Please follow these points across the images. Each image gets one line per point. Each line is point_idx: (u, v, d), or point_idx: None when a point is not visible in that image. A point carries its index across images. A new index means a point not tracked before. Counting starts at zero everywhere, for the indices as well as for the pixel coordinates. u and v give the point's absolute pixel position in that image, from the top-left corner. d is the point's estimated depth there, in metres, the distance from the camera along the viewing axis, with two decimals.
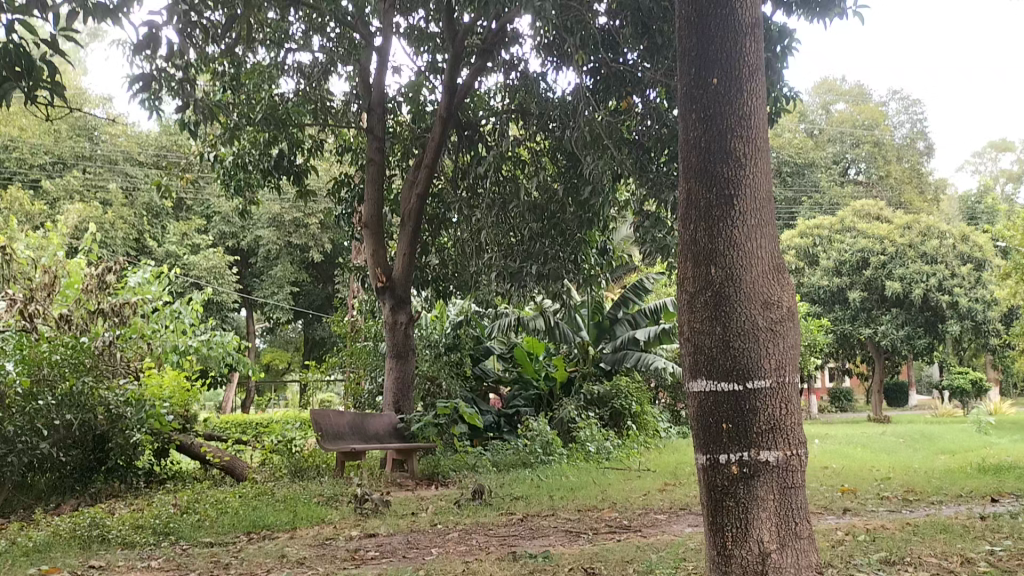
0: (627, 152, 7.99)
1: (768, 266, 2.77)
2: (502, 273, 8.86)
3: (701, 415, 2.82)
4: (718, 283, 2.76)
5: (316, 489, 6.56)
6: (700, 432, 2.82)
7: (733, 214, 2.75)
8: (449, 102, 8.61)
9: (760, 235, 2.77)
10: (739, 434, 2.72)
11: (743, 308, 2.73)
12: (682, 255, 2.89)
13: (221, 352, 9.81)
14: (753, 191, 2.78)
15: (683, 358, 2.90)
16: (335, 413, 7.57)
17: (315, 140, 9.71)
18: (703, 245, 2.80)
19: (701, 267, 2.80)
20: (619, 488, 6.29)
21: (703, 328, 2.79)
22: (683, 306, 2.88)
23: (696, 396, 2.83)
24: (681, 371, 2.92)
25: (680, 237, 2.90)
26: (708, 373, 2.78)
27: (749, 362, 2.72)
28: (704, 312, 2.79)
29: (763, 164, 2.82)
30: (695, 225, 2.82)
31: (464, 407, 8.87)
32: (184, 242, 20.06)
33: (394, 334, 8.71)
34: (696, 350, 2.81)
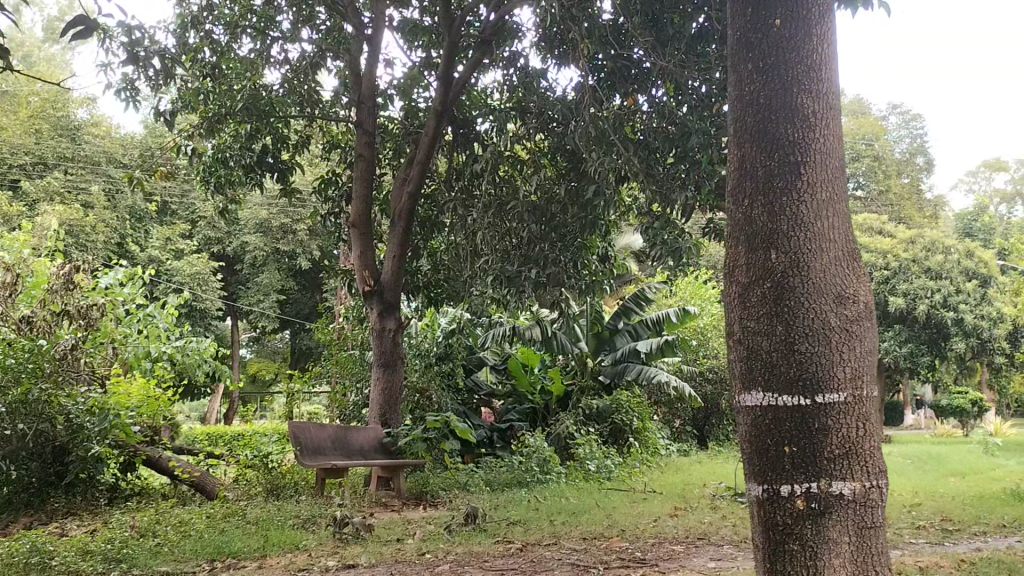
0: (633, 151, 7.47)
1: (842, 251, 2.23)
2: (499, 276, 8.20)
3: (754, 436, 2.28)
4: (780, 270, 2.22)
5: (290, 511, 5.93)
6: (754, 459, 2.29)
7: (800, 186, 2.22)
8: (444, 95, 8.06)
9: (832, 212, 2.24)
10: (806, 460, 2.18)
11: (812, 303, 2.20)
12: (733, 237, 2.35)
13: (197, 359, 9.19)
14: (825, 159, 2.25)
15: (731, 364, 2.37)
16: (315, 426, 7.01)
17: (301, 135, 9.12)
18: (761, 224, 2.26)
19: (758, 251, 2.26)
20: (626, 513, 5.71)
21: (760, 328, 2.25)
22: (733, 301, 2.34)
23: (749, 411, 2.30)
24: (728, 381, 2.39)
25: (729, 215, 2.37)
26: (765, 384, 2.24)
27: (819, 370, 2.18)
28: (761, 307, 2.25)
29: (835, 127, 2.29)
30: (750, 198, 2.29)
31: (456, 421, 8.11)
32: (168, 248, 19.46)
33: (382, 342, 8.09)
34: (751, 356, 2.27)
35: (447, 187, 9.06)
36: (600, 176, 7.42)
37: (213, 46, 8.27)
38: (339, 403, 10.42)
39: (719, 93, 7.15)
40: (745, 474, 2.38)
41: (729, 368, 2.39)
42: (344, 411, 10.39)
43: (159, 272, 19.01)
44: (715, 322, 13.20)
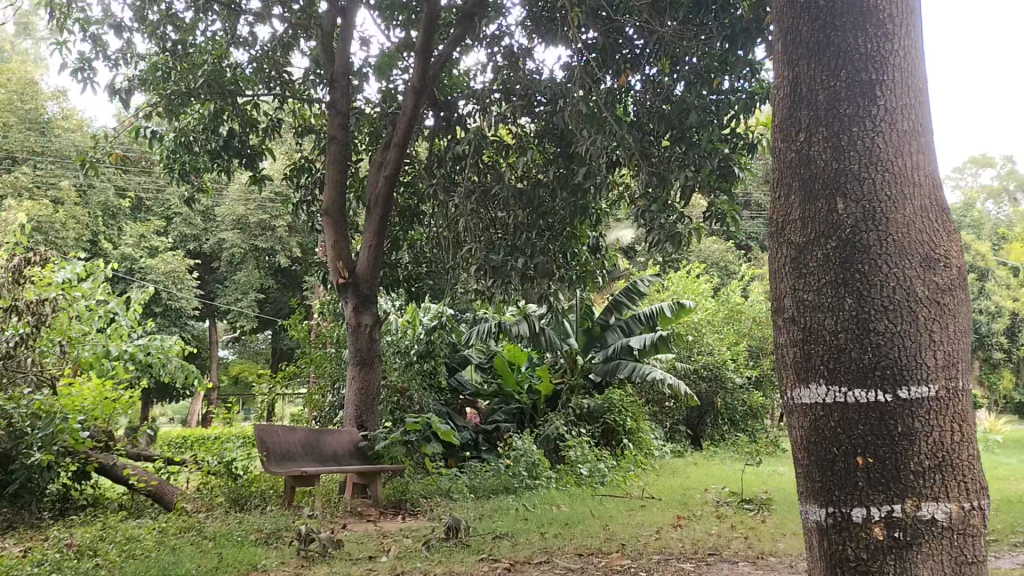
0: (627, 131, 6.92)
1: (930, 200, 1.73)
2: (484, 266, 7.40)
3: (814, 445, 1.77)
4: (849, 223, 1.72)
5: (252, 525, 5.35)
6: (814, 473, 1.77)
7: (872, 111, 1.75)
8: (423, 71, 7.44)
9: (915, 147, 1.75)
10: (886, 476, 1.65)
11: (890, 263, 1.68)
12: (783, 185, 1.87)
13: (162, 358, 8.58)
14: (904, 78, 1.78)
15: (781, 350, 1.87)
16: (284, 429, 6.46)
17: (270, 117, 8.46)
18: (821, 162, 1.78)
19: (818, 200, 1.78)
20: (625, 524, 5.17)
21: (822, 300, 1.74)
22: (782, 268, 1.85)
23: (804, 411, 1.79)
24: (777, 373, 1.89)
25: (777, 159, 1.89)
26: (830, 376, 1.72)
27: (903, 354, 1.65)
28: (824, 273, 1.74)
29: (916, 41, 1.84)
30: (806, 131, 1.81)
31: (437, 422, 7.39)
32: (142, 245, 18.76)
33: (358, 339, 7.43)
34: (809, 338, 1.76)
35: (429, 174, 8.43)
36: (592, 158, 6.87)
37: (175, 23, 7.66)
38: (316, 404, 9.85)
39: (718, 68, 6.65)
40: (799, 498, 1.86)
41: (777, 357, 1.89)
42: (320, 413, 9.78)
43: (133, 270, 18.37)
44: (709, 317, 12.74)
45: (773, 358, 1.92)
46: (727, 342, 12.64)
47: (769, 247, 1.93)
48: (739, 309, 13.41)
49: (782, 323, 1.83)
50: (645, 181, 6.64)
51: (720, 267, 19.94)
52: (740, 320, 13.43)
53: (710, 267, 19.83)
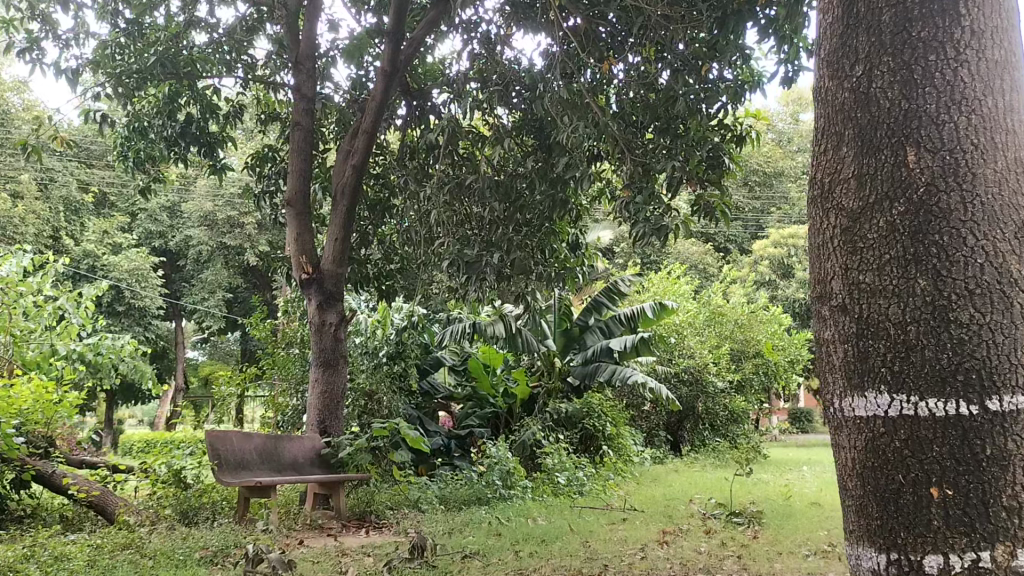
0: (611, 119, 6.52)
1: (1005, 173, 1.86)
2: (456, 262, 6.88)
3: (875, 469, 1.89)
4: (917, 195, 1.86)
5: (198, 541, 4.89)
6: (873, 503, 1.89)
7: (946, 74, 1.89)
8: (393, 52, 6.97)
9: (993, 128, 1.87)
10: (968, 502, 1.74)
11: (968, 245, 1.80)
12: (838, 141, 2.04)
13: (113, 358, 8.04)
14: (984, 50, 1.90)
15: (829, 352, 2.02)
16: (238, 436, 5.99)
17: (232, 104, 7.98)
18: (885, 115, 1.94)
19: (883, 155, 1.93)
20: (607, 541, 4.75)
21: (892, 269, 1.87)
22: (835, 269, 1.99)
23: (860, 424, 1.92)
24: (822, 375, 2.05)
25: (834, 106, 2.06)
26: (902, 350, 1.83)
27: (985, 331, 1.76)
28: (892, 249, 1.88)
29: (1003, 14, 1.95)
30: (864, 89, 1.99)
31: (406, 428, 6.92)
32: (104, 242, 18.10)
33: (322, 338, 6.94)
34: (873, 299, 1.89)
35: (400, 166, 7.99)
36: (573, 148, 6.46)
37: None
38: (279, 407, 9.37)
39: (707, 54, 6.28)
40: (851, 540, 1.98)
41: (824, 358, 2.04)
42: (284, 417, 9.31)
43: (95, 267, 17.69)
44: (690, 319, 12.41)
45: (819, 358, 2.07)
46: (708, 345, 12.28)
47: (815, 244, 2.09)
48: (720, 311, 13.09)
49: (834, 316, 1.98)
50: (630, 171, 6.23)
51: (700, 269, 19.64)
52: (722, 322, 13.09)
53: (690, 268, 19.50)
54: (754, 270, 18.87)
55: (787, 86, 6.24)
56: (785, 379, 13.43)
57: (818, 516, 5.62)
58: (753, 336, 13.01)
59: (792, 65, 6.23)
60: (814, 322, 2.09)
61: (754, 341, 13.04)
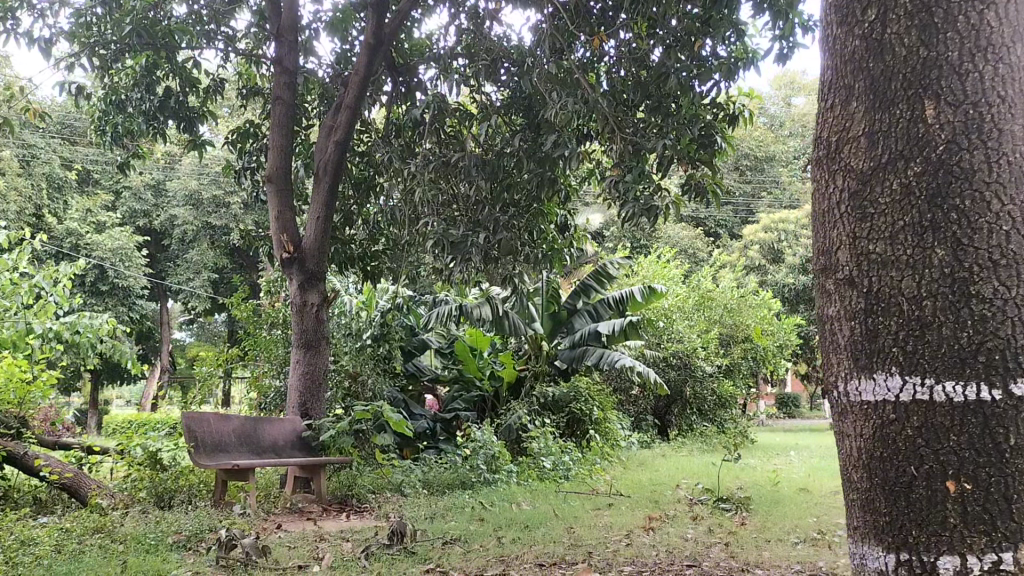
0: (601, 96, 6.35)
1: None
2: (441, 242, 6.72)
3: (885, 460, 1.84)
4: (935, 162, 1.80)
5: (171, 525, 4.74)
6: (882, 499, 1.84)
7: (968, 37, 1.83)
8: (377, 26, 6.77)
9: (1017, 96, 1.80)
10: (987, 497, 1.68)
11: (988, 216, 1.74)
12: (851, 106, 1.98)
13: (91, 338, 7.85)
14: (1009, 12, 1.84)
15: (834, 330, 1.97)
16: (215, 418, 5.83)
17: (213, 78, 7.79)
18: (903, 79, 1.88)
19: (899, 120, 1.87)
20: (592, 527, 4.64)
21: (907, 239, 1.82)
22: (842, 242, 1.95)
23: (868, 412, 1.87)
24: (826, 356, 2.01)
25: (848, 67, 2.00)
26: (917, 323, 1.78)
27: (1006, 305, 1.70)
28: (907, 218, 1.82)
29: None
30: (877, 52, 1.94)
31: (389, 411, 6.76)
32: (88, 220, 17.82)
33: (303, 319, 6.78)
34: (885, 269, 1.84)
35: (384, 143, 7.79)
36: (562, 125, 6.29)
37: None
38: (261, 389, 9.21)
39: (700, 30, 6.10)
40: (856, 537, 1.94)
41: (830, 337, 1.99)
42: (267, 399, 9.16)
43: (77, 246, 17.43)
44: (679, 303, 12.31)
45: (823, 338, 2.03)
46: (697, 329, 12.19)
47: (820, 217, 2.05)
48: (709, 295, 12.99)
49: (842, 291, 1.94)
50: (620, 150, 6.07)
51: (690, 254, 19.57)
52: (711, 307, 13.01)
53: (680, 252, 19.41)
54: (744, 255, 18.80)
55: (781, 64, 6.09)
56: (774, 364, 13.38)
57: (807, 502, 5.53)
58: (742, 321, 12.93)
59: (786, 42, 6.07)
60: (818, 300, 2.05)
61: (743, 326, 12.96)
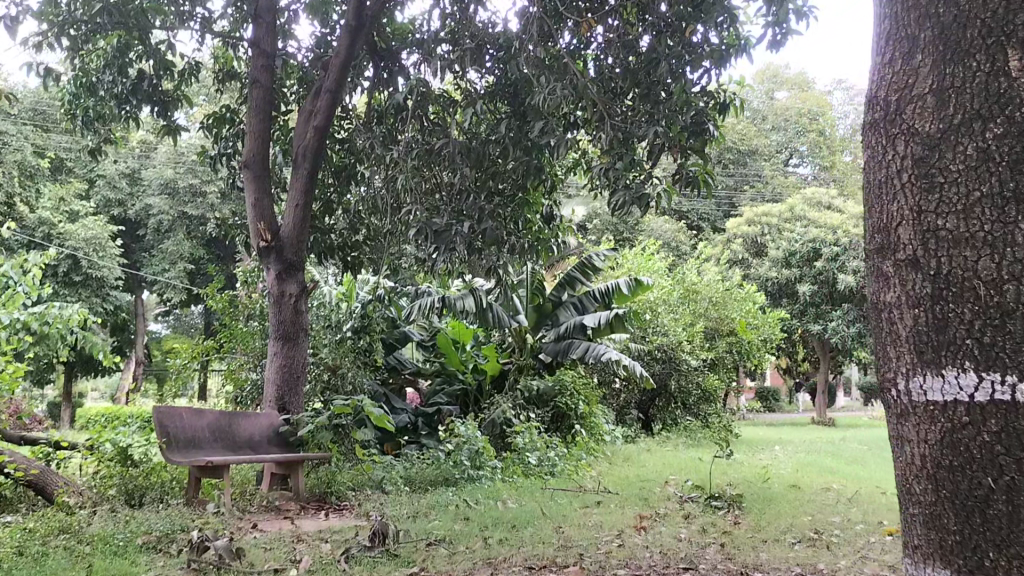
0: (590, 82, 6.17)
1: None
2: (424, 231, 6.52)
3: (952, 471, 1.80)
4: (1015, 137, 1.72)
5: (140, 525, 4.53)
6: (953, 516, 1.80)
7: None
8: (359, 8, 6.52)
9: None
10: None
11: None
12: (919, 76, 1.91)
13: (61, 329, 7.59)
14: None
15: (894, 320, 1.93)
16: (188, 413, 5.60)
17: (188, 61, 7.52)
18: (981, 48, 1.79)
19: (971, 92, 1.79)
20: (581, 526, 4.48)
21: (982, 215, 1.74)
22: (903, 222, 1.91)
23: (936, 413, 1.82)
24: (882, 347, 1.97)
25: (917, 32, 1.94)
26: (994, 307, 1.70)
27: None
28: (982, 196, 1.75)
29: None
30: (946, 21, 1.88)
31: (371, 405, 6.55)
32: (61, 209, 17.43)
33: (281, 310, 6.56)
34: (955, 250, 1.78)
35: (365, 130, 7.57)
36: (549, 111, 6.10)
37: None
38: (238, 382, 8.99)
39: (692, 14, 5.95)
40: (918, 558, 1.92)
41: (887, 328, 1.95)
42: (243, 392, 8.94)
43: (50, 236, 17.05)
44: (664, 296, 12.20)
45: (880, 328, 1.98)
46: (682, 323, 12.08)
47: (876, 197, 2.00)
48: (694, 289, 12.89)
49: (903, 275, 1.89)
50: (610, 137, 5.89)
51: (673, 247, 19.49)
52: (696, 300, 12.91)
53: (663, 245, 19.32)
54: (727, 249, 18.75)
55: (774, 50, 5.92)
56: (758, 358, 13.32)
57: (800, 499, 5.40)
58: (727, 314, 12.86)
59: (779, 28, 5.91)
60: (873, 287, 2.01)
61: (728, 319, 12.90)
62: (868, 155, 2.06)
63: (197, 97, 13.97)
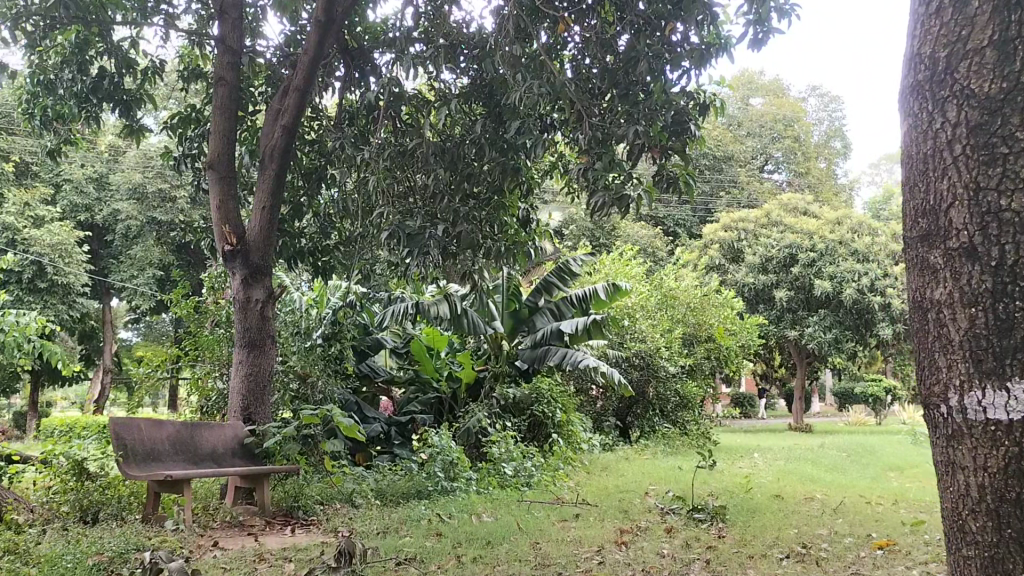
0: (566, 81, 5.99)
1: None
2: (396, 234, 6.24)
3: (1014, 500, 2.05)
4: None
5: (93, 544, 4.25)
6: (1018, 558, 2.04)
7: None
8: (328, 5, 6.30)
9: None
10: None
11: None
12: (969, 62, 2.19)
13: (17, 338, 7.28)
14: None
15: (947, 324, 2.19)
16: (147, 425, 5.33)
17: (151, 59, 7.24)
18: None
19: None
20: (560, 542, 4.27)
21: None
22: (956, 207, 2.18)
23: (998, 435, 2.07)
24: (933, 355, 2.22)
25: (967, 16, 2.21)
26: None
27: None
28: None
29: None
30: None
31: (340, 414, 6.30)
32: (25, 214, 16.96)
33: (246, 317, 6.29)
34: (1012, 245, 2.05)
35: (336, 131, 7.34)
36: (525, 111, 5.91)
37: None
38: (204, 392, 8.72)
39: (671, 12, 5.80)
40: None
41: (939, 334, 2.21)
42: (209, 402, 8.67)
43: (14, 241, 16.56)
44: (642, 302, 12.05)
45: (930, 333, 2.24)
46: (660, 329, 11.92)
47: (925, 181, 2.28)
48: (673, 294, 12.76)
49: (958, 271, 2.16)
50: (588, 138, 5.72)
51: (650, 252, 19.37)
52: (673, 305, 12.79)
53: (640, 251, 19.19)
54: (705, 254, 18.67)
55: (756, 49, 5.77)
56: (737, 364, 13.21)
57: (783, 509, 5.23)
58: (704, 320, 12.74)
59: (761, 26, 5.76)
60: (920, 281, 2.29)
61: (706, 325, 12.80)
62: (909, 127, 2.38)
63: (166, 98, 13.63)
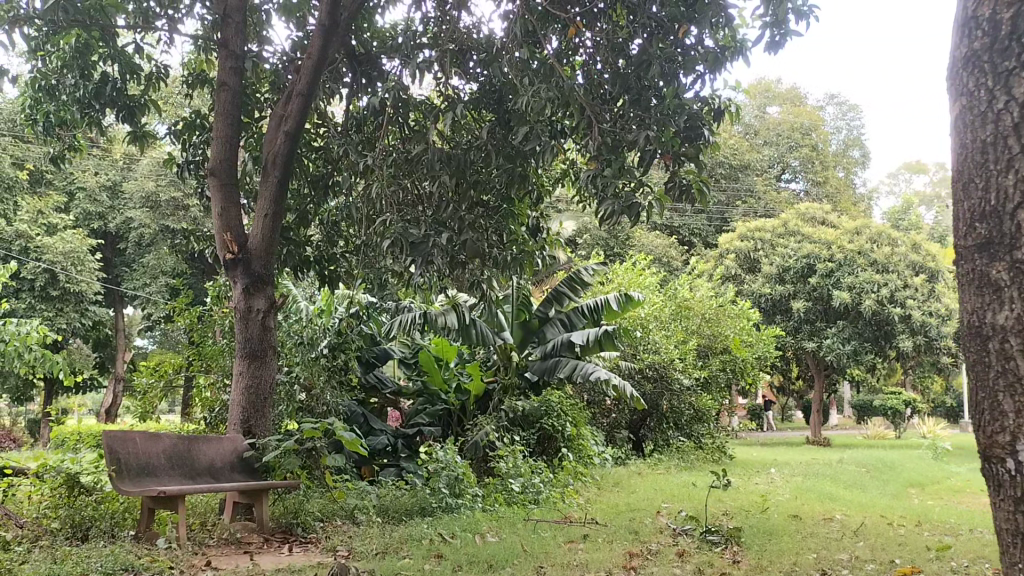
0: (576, 86, 5.81)
1: None
2: (400, 242, 6.04)
3: None
4: None
5: (78, 564, 4.10)
6: None
7: None
8: (333, 8, 6.16)
9: None
10: None
11: None
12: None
13: (17, 348, 7.17)
14: None
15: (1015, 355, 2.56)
16: (142, 438, 5.18)
17: (155, 63, 7.12)
18: None
19: None
20: (566, 566, 4.06)
21: None
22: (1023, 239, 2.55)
23: None
24: (996, 395, 2.60)
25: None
26: None
27: None
28: None
29: None
30: None
31: (343, 428, 6.12)
32: (39, 222, 16.93)
33: (248, 327, 6.15)
34: None
35: (341, 137, 7.20)
36: (533, 117, 5.74)
37: None
38: (207, 403, 8.61)
39: (686, 13, 5.59)
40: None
41: (1006, 364, 2.58)
42: (213, 413, 8.56)
43: (27, 249, 16.55)
44: (656, 312, 11.85)
45: (994, 363, 2.61)
46: (674, 340, 11.71)
47: (988, 201, 2.65)
48: (687, 305, 12.55)
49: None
50: (597, 144, 5.53)
51: (665, 262, 19.13)
52: (688, 316, 12.61)
53: (654, 260, 18.95)
54: (720, 264, 18.40)
55: (773, 52, 5.58)
56: (753, 376, 12.95)
57: (801, 532, 5.00)
58: (720, 331, 12.51)
59: (778, 28, 5.57)
60: (980, 302, 2.66)
61: (721, 336, 12.54)
62: (965, 135, 2.76)
63: (177, 105, 13.57)
